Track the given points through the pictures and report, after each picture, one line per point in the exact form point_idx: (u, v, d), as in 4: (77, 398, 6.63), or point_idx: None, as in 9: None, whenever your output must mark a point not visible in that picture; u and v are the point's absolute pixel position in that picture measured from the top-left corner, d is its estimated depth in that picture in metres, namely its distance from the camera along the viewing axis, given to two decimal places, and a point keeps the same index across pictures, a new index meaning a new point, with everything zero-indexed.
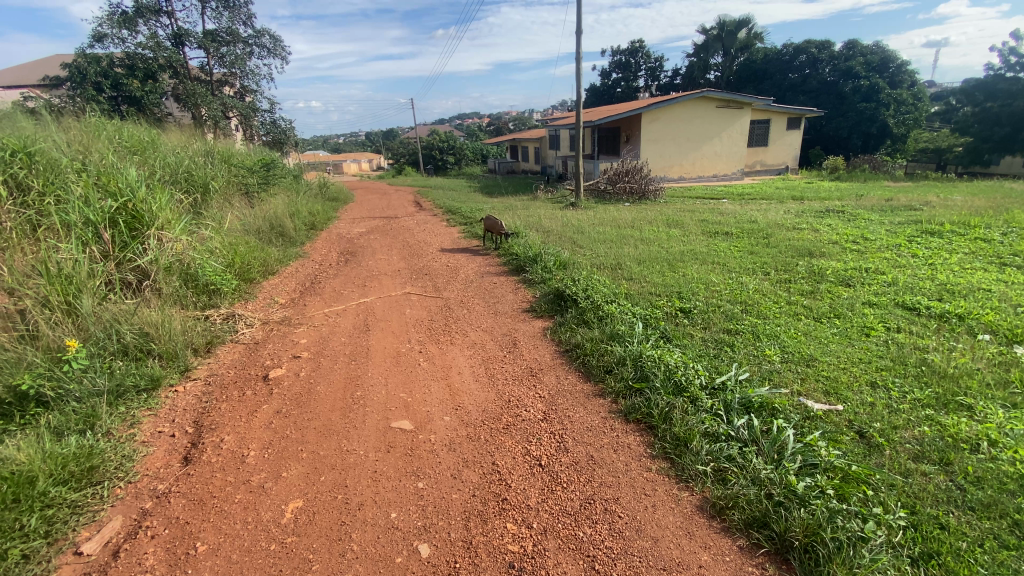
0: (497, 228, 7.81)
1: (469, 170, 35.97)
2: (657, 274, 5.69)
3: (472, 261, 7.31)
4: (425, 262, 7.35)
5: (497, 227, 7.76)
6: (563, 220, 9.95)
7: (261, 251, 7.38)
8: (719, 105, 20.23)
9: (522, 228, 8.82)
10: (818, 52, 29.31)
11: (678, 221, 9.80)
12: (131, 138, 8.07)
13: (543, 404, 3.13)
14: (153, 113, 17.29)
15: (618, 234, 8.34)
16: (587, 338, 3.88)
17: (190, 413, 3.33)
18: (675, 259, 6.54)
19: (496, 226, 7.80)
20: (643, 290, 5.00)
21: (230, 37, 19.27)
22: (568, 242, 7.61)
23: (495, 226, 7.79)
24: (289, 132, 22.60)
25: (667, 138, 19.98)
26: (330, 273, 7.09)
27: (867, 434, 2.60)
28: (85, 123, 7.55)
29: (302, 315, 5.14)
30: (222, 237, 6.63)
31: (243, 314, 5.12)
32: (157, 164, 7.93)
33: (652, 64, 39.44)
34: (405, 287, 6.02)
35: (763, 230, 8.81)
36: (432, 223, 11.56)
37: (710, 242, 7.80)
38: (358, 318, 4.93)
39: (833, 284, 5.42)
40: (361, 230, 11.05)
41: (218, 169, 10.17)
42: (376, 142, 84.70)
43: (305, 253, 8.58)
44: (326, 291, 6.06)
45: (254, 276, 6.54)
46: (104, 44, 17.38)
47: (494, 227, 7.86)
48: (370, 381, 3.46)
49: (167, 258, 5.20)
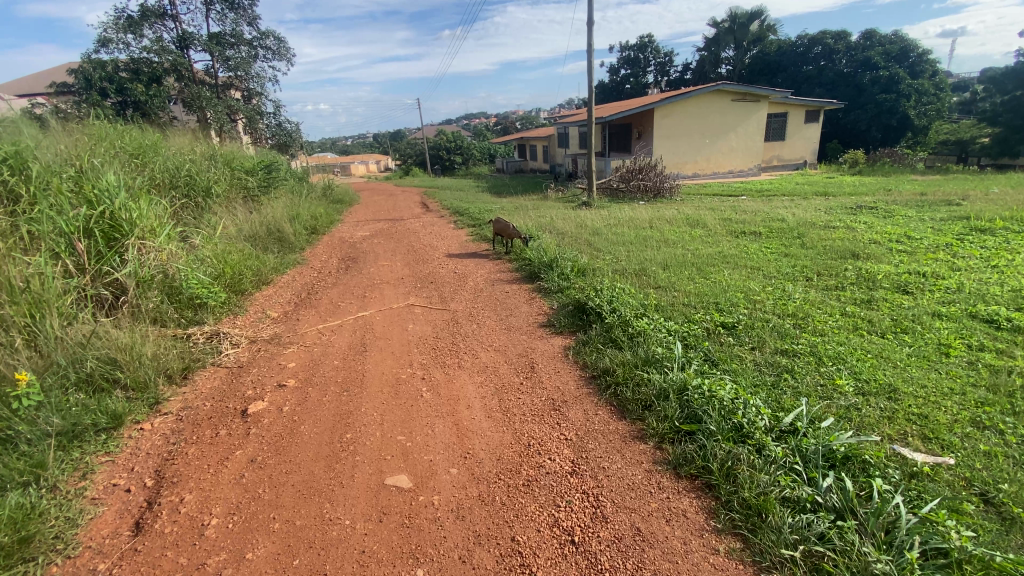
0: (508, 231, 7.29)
1: (476, 170, 35.46)
2: (688, 281, 5.13)
3: (482, 267, 6.79)
4: (432, 269, 6.84)
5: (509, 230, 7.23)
6: (576, 222, 9.37)
7: (256, 260, 6.88)
8: (735, 99, 19.57)
9: (535, 230, 8.28)
10: (834, 43, 28.53)
11: (699, 222, 9.18)
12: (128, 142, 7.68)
13: (570, 450, 2.59)
14: (157, 117, 17.01)
15: (639, 235, 7.78)
16: (617, 361, 3.31)
17: (154, 457, 2.80)
18: (705, 263, 5.98)
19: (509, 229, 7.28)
20: (677, 301, 4.43)
21: (235, 39, 18.99)
22: (585, 244, 7.07)
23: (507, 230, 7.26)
24: (294, 135, 22.22)
25: (682, 133, 19.28)
26: (329, 282, 6.60)
27: (996, 501, 2.08)
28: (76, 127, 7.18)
29: (294, 333, 4.62)
30: (212, 247, 6.16)
31: (230, 332, 4.60)
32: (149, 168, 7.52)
33: (662, 59, 38.77)
34: (409, 298, 5.49)
35: (793, 230, 8.17)
36: (438, 226, 11.02)
37: (739, 243, 7.18)
38: (355, 336, 4.39)
39: (888, 291, 4.82)
40: (365, 234, 10.56)
41: (216, 174, 9.72)
42: (382, 145, 84.82)
43: (304, 260, 8.08)
44: (323, 303, 5.54)
45: (246, 286, 6.03)
46: (109, 49, 17.19)
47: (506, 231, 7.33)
48: (363, 420, 2.92)
49: (149, 271, 4.71)
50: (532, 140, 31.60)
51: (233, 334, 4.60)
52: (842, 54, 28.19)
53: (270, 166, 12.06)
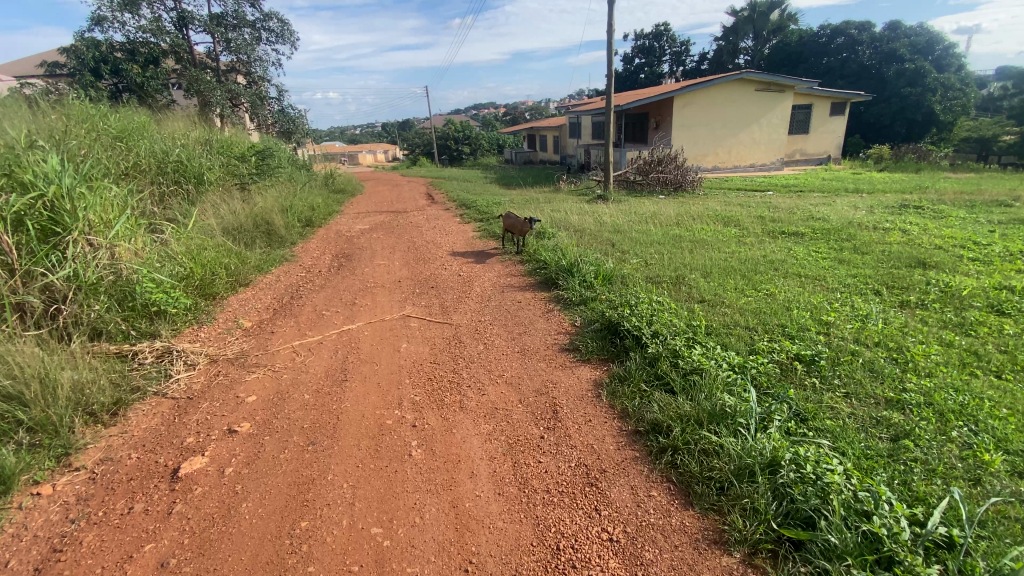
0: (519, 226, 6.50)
1: (484, 160, 34.51)
2: (737, 294, 4.29)
3: (489, 269, 5.98)
4: (433, 270, 6.03)
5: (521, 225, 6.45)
6: (593, 217, 8.51)
7: (236, 257, 6.10)
8: (759, 88, 18.52)
9: (550, 226, 7.44)
10: (859, 33, 27.30)
11: (730, 220, 8.26)
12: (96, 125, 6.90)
13: (617, 563, 1.79)
14: (153, 100, 16.23)
15: (667, 235, 6.92)
16: (671, 412, 2.50)
17: (38, 548, 2.05)
18: (750, 270, 5.13)
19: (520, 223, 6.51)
20: (730, 322, 3.61)
21: (237, 21, 18.13)
22: (607, 245, 6.23)
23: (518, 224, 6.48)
24: (297, 121, 21.13)
25: (702, 124, 18.25)
26: (317, 283, 5.80)
27: None
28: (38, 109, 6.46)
29: (263, 351, 3.84)
30: (182, 244, 5.38)
31: (184, 349, 3.83)
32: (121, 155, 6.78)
33: (678, 49, 37.55)
34: (404, 306, 4.69)
35: (839, 231, 7.26)
36: (443, 220, 10.19)
37: (782, 246, 6.30)
38: (335, 357, 3.59)
39: (982, 312, 3.96)
40: (364, 227, 9.76)
41: (204, 161, 8.93)
42: (389, 134, 83.90)
43: (292, 256, 7.29)
44: (304, 311, 4.75)
45: (219, 289, 5.26)
46: (105, 28, 16.41)
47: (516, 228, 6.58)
48: (326, 498, 2.13)
49: (94, 273, 3.99)
50: (543, 130, 30.60)
51: (188, 351, 3.84)
52: (866, 45, 26.95)
53: (265, 153, 11.26)
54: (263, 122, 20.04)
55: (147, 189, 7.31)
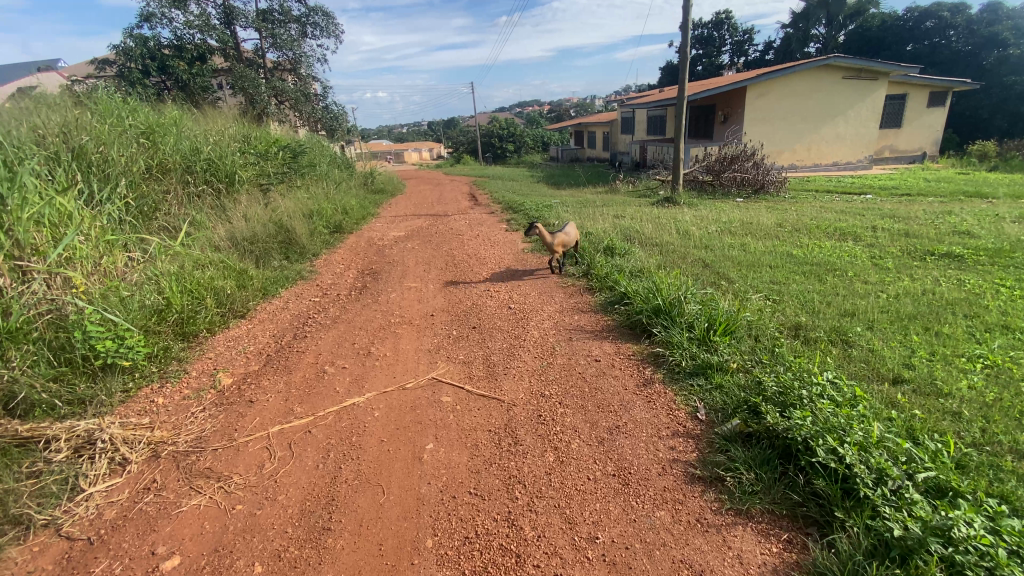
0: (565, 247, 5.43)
1: (530, 158, 33.13)
2: (949, 373, 2.73)
3: (550, 297, 4.58)
4: (476, 298, 4.69)
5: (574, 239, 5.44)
6: (671, 227, 6.98)
7: (238, 278, 4.97)
8: (846, 76, 16.28)
9: (622, 240, 5.96)
10: (951, 16, 24.37)
11: (847, 235, 6.53)
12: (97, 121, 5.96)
13: None
14: (198, 98, 15.71)
15: (777, 257, 5.33)
16: None
17: None
18: (932, 321, 3.52)
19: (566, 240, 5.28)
20: (981, 445, 2.11)
21: (284, 16, 17.38)
22: (704, 270, 4.73)
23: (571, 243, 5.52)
24: (341, 119, 20.28)
25: (780, 117, 16.14)
26: (331, 314, 4.57)
27: None
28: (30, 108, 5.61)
29: (226, 443, 2.59)
30: (162, 269, 4.27)
31: (112, 434, 2.56)
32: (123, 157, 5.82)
33: (739, 38, 34.89)
34: (436, 360, 3.36)
35: (1009, 253, 5.44)
36: (487, 226, 8.90)
37: (946, 276, 4.62)
38: (325, 467, 2.29)
39: None
40: (399, 235, 8.56)
41: (233, 159, 7.98)
42: (434, 134, 83.97)
43: (313, 272, 6.15)
44: (304, 364, 3.51)
45: (204, 325, 4.07)
46: (154, 26, 15.99)
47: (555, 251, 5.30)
48: None
49: (19, 314, 2.95)
50: (591, 126, 28.84)
51: (119, 438, 2.58)
52: (960, 29, 23.93)
53: (299, 150, 10.28)
54: (306, 119, 19.31)
55: (158, 193, 6.35)
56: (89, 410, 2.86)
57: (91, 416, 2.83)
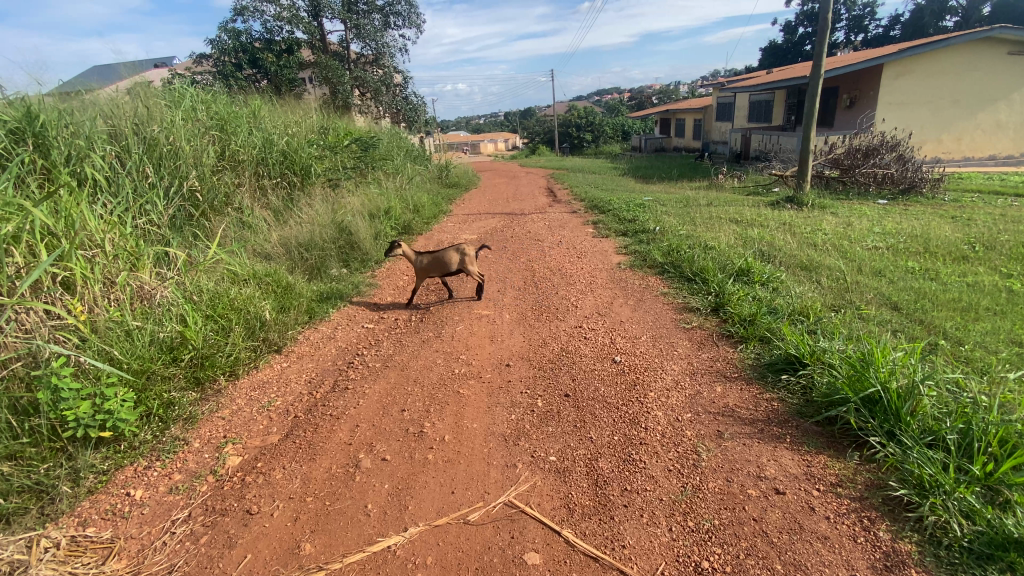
0: (448, 268, 4.37)
1: (610, 149, 31.23)
2: None
3: (674, 342, 3.33)
4: (570, 337, 3.53)
5: (458, 255, 4.34)
6: (816, 240, 5.41)
7: (286, 297, 4.16)
8: (1012, 52, 13.31)
9: (758, 260, 4.54)
10: None
11: None
12: (161, 108, 5.35)
13: None
14: (285, 90, 15.64)
15: (1002, 298, 3.71)
16: None
17: None
18: None
19: (431, 256, 4.39)
20: None
21: (369, 6, 16.88)
22: (906, 321, 3.25)
23: (461, 262, 4.36)
24: (421, 110, 19.70)
25: (925, 100, 13.41)
26: (391, 349, 3.62)
27: None
28: (97, 99, 4.98)
29: None
30: (190, 292, 3.52)
31: None
32: (191, 152, 5.16)
33: (857, 13, 30.69)
34: (516, 460, 2.23)
35: None
36: (573, 230, 7.70)
37: None
38: None
39: None
40: (470, 238, 7.55)
41: (308, 151, 7.32)
42: (510, 124, 83.32)
43: (374, 285, 5.30)
44: (334, 441, 2.51)
45: (232, 367, 3.24)
46: (247, 18, 16.08)
47: (425, 274, 4.41)
48: None
49: None
50: (680, 113, 26.42)
51: None
52: None
53: (373, 142, 9.59)
54: (386, 109, 18.90)
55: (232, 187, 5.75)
56: (37, 510, 2.06)
57: (35, 524, 2.02)
